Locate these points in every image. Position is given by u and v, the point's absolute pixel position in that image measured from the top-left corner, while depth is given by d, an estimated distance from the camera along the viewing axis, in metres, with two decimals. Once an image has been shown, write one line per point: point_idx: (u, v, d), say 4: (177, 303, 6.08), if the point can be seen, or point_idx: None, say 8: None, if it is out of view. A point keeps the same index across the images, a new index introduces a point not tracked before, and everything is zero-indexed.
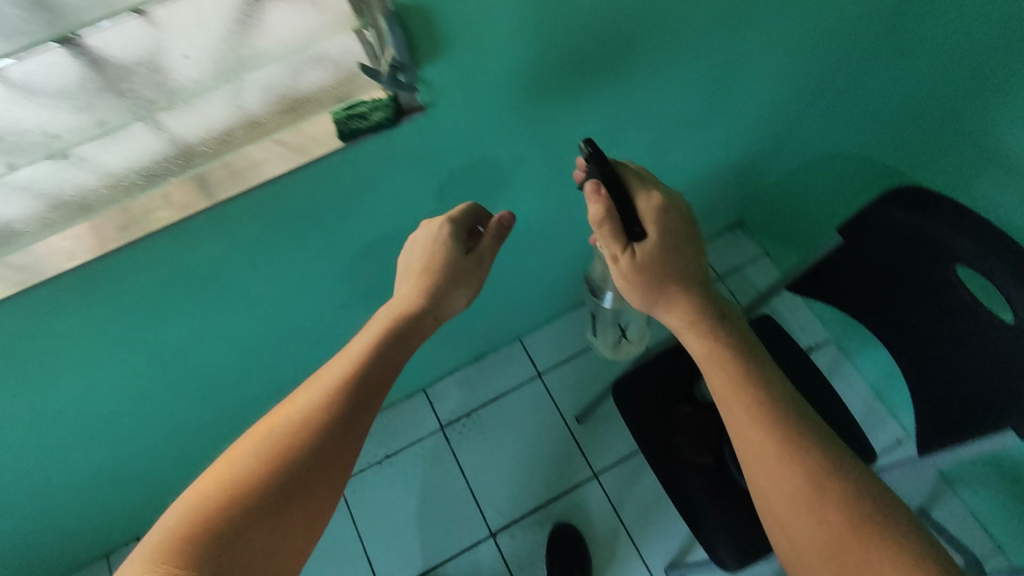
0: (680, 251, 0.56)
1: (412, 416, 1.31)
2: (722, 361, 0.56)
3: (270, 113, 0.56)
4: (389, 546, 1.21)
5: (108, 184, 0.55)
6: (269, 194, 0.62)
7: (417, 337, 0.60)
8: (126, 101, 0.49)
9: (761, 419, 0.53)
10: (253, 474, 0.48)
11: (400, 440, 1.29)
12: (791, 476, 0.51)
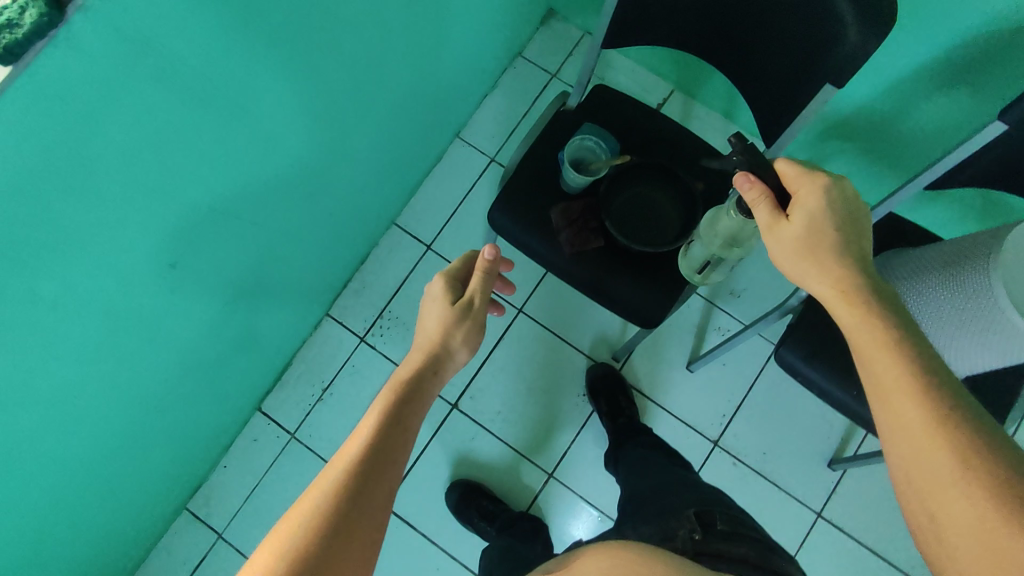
0: (831, 237, 0.61)
1: (326, 349, 1.38)
2: (897, 351, 0.53)
3: None
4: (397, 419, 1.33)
5: None
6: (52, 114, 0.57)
7: (428, 390, 0.73)
8: None
9: (913, 362, 0.52)
10: (331, 484, 0.57)
11: (328, 372, 1.37)
12: (928, 397, 0.49)
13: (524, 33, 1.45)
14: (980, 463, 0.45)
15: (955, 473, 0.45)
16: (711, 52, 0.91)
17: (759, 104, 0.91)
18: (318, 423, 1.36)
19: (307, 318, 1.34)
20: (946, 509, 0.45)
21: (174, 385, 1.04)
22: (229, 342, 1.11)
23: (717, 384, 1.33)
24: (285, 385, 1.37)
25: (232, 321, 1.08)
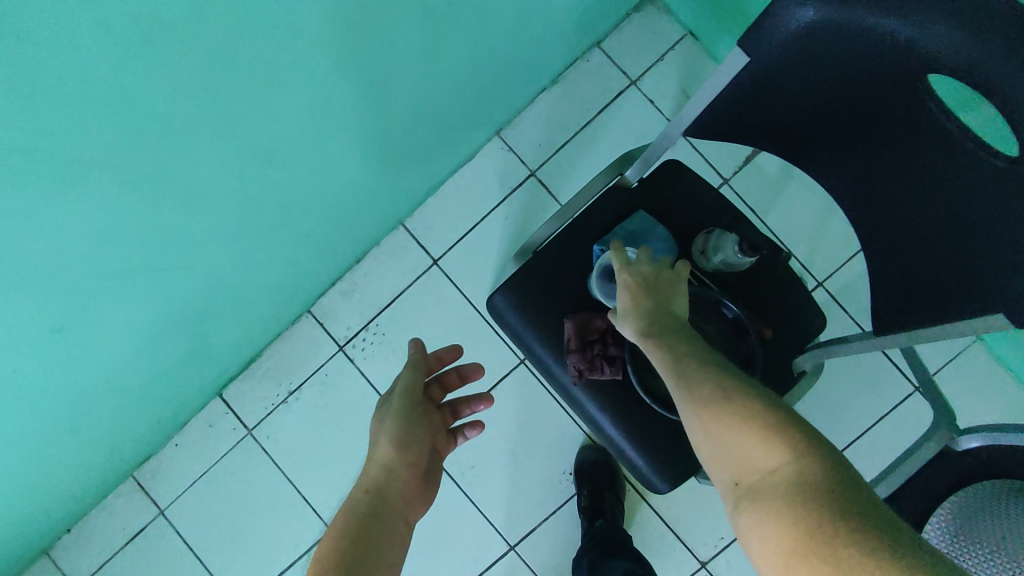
0: (649, 285, 0.59)
1: (302, 349, 1.23)
2: (691, 367, 0.50)
3: None
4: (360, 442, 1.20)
5: None
6: None
7: (394, 498, 0.61)
8: None
9: (703, 368, 0.50)
10: None
11: (297, 374, 1.24)
12: (728, 396, 0.47)
13: (610, 18, 1.14)
14: (776, 447, 0.44)
15: (752, 442, 0.45)
16: (845, 185, 0.62)
17: (875, 278, 0.62)
18: (278, 426, 1.24)
19: (282, 317, 1.19)
20: (750, 488, 0.44)
21: (96, 396, 0.93)
22: (175, 344, 0.97)
23: (724, 503, 1.14)
24: (252, 378, 1.24)
25: (171, 338, 0.95)
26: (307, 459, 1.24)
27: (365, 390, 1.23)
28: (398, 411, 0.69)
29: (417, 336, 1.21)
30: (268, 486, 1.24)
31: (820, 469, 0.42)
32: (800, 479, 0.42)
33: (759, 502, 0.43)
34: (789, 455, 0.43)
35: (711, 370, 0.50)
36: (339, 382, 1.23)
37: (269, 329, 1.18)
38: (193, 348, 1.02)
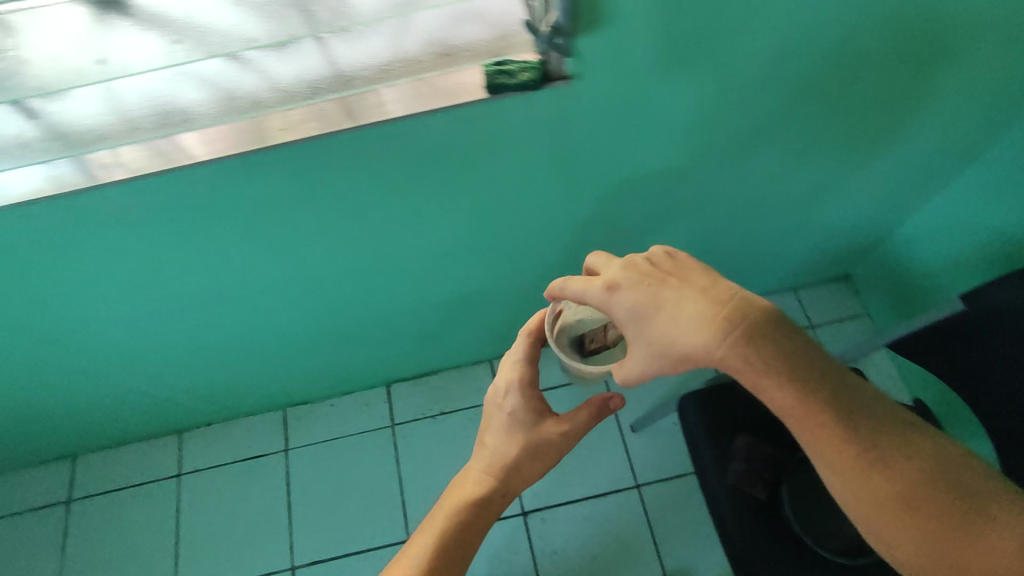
0: (714, 307, 0.55)
1: (467, 387, 1.48)
2: (794, 396, 0.54)
3: (431, 66, 0.70)
4: None
5: (388, 68, 0.70)
6: (474, 115, 0.76)
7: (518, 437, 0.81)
8: (391, 51, 0.70)
9: (806, 391, 0.54)
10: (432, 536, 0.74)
11: (455, 402, 1.47)
12: (843, 433, 0.54)
13: (813, 278, 1.49)
14: (893, 473, 0.55)
15: (877, 456, 0.55)
16: (998, 429, 0.85)
17: None
18: (416, 434, 1.45)
19: (476, 354, 1.47)
20: (909, 504, 0.54)
21: (358, 327, 1.22)
22: (423, 325, 1.26)
23: None
24: (417, 387, 1.49)
25: (429, 318, 1.24)
26: (421, 474, 1.41)
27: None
28: (517, 369, 0.83)
29: None
30: (380, 476, 1.42)
31: (934, 482, 0.55)
32: (930, 506, 0.54)
33: (917, 513, 0.54)
34: (909, 476, 0.55)
35: (808, 395, 0.54)
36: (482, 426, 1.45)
37: (459, 357, 1.46)
38: (423, 336, 1.31)
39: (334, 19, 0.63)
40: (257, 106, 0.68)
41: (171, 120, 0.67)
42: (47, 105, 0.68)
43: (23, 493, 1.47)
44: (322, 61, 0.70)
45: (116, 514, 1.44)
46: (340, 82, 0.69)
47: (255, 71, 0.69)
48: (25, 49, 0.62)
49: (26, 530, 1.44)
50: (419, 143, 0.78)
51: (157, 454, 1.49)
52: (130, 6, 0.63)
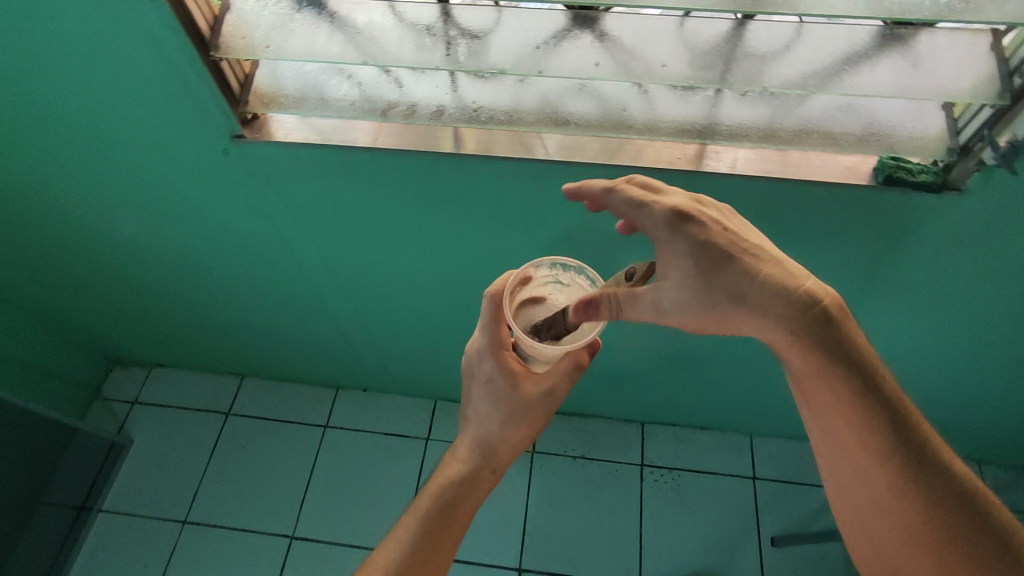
0: (697, 241, 0.59)
1: (616, 441, 1.53)
2: (807, 360, 0.61)
3: (811, 138, 0.68)
4: (602, 532, 1.43)
5: (755, 132, 0.70)
6: (794, 212, 0.76)
7: (491, 421, 0.75)
8: (763, 115, 0.70)
9: (800, 344, 0.60)
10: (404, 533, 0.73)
11: (599, 450, 1.52)
12: (836, 396, 0.62)
13: None
14: (865, 444, 0.62)
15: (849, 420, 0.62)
16: None
17: None
18: (554, 467, 1.51)
19: (633, 413, 1.50)
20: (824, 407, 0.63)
21: None
22: (610, 370, 1.31)
23: None
24: (569, 424, 1.55)
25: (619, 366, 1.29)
26: (551, 507, 1.46)
27: (630, 509, 1.45)
28: (490, 343, 0.73)
29: (696, 508, 1.44)
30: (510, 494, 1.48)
31: (928, 477, 0.60)
32: (925, 498, 0.61)
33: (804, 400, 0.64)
34: (898, 465, 0.61)
35: (766, 316, 0.60)
36: (619, 483, 1.48)
37: (620, 411, 1.51)
38: (603, 380, 1.36)
39: (756, 79, 0.64)
40: (633, 129, 0.72)
41: (557, 120, 0.73)
42: (453, 78, 0.76)
43: (194, 392, 1.64)
44: (692, 110, 0.72)
45: (263, 440, 1.57)
46: (721, 133, 0.70)
47: (625, 101, 0.73)
48: (478, 32, 0.69)
49: (184, 424, 1.60)
50: (748, 221, 0.78)
51: (316, 400, 1.62)
52: (595, 29, 0.68)
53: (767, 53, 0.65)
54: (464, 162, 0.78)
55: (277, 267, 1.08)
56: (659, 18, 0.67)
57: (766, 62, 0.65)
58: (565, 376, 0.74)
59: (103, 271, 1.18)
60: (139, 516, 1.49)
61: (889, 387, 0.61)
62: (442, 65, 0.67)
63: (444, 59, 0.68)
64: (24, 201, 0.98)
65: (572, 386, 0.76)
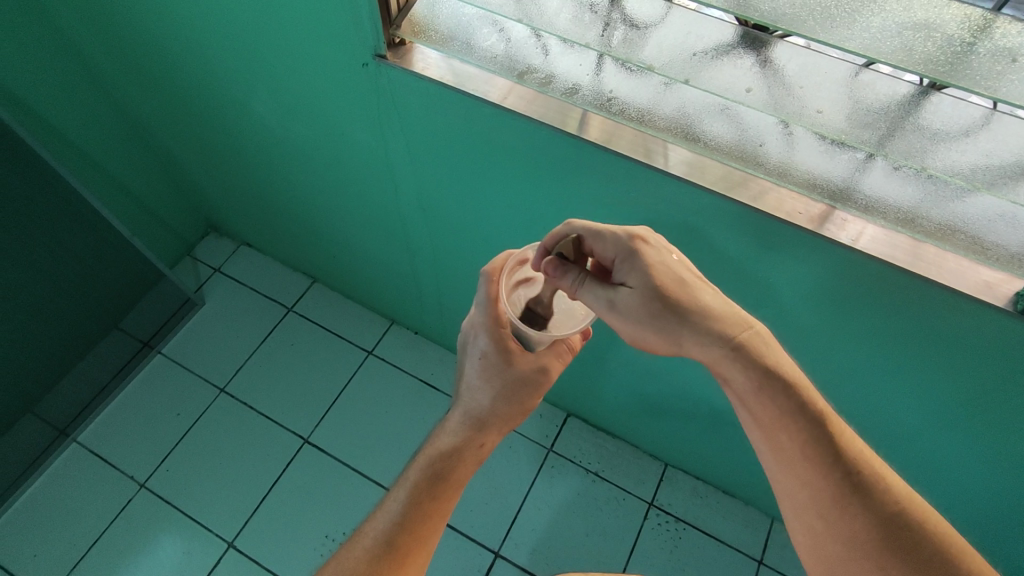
0: (655, 265, 0.62)
1: (633, 472, 1.49)
2: (742, 373, 0.59)
3: (952, 238, 0.61)
4: (586, 551, 1.41)
5: (893, 210, 0.64)
6: (907, 308, 0.69)
7: (486, 398, 0.75)
8: (907, 196, 0.64)
9: (738, 358, 0.59)
10: (383, 517, 0.67)
11: (613, 473, 1.49)
12: (774, 416, 0.58)
13: None
14: (803, 459, 0.57)
15: (801, 430, 0.57)
16: None
17: None
18: (563, 472, 1.49)
19: (660, 450, 1.46)
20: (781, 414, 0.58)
21: (602, 362, 1.25)
22: (653, 399, 1.27)
23: None
24: (592, 437, 1.53)
25: (662, 399, 1.25)
26: (548, 508, 1.45)
27: (624, 541, 1.42)
28: (493, 321, 0.73)
29: (688, 568, 1.39)
30: (511, 479, 1.48)
31: (868, 497, 0.55)
32: (864, 520, 0.55)
33: (759, 411, 0.59)
34: (836, 480, 0.56)
35: (708, 334, 0.60)
36: (620, 511, 1.45)
37: (648, 443, 1.47)
38: (641, 406, 1.33)
39: (917, 157, 0.58)
40: (763, 169, 0.67)
41: (688, 134, 0.69)
42: (598, 61, 0.74)
43: (269, 279, 1.75)
44: (835, 168, 0.67)
45: (311, 343, 1.66)
46: (857, 201, 0.64)
47: (765, 136, 0.69)
48: (639, 22, 0.67)
49: (250, 303, 1.71)
50: (849, 299, 0.73)
51: (369, 325, 1.68)
52: (760, 54, 0.64)
53: (937, 131, 0.59)
54: (582, 148, 0.76)
55: (377, 189, 1.11)
56: (832, 61, 0.62)
57: (934, 138, 0.59)
58: (557, 355, 0.77)
59: (229, 142, 1.26)
60: (188, 369, 1.61)
61: (823, 405, 0.58)
62: (593, 45, 0.65)
63: (596, 41, 0.66)
64: (183, 57, 1.06)
65: (564, 366, 0.78)
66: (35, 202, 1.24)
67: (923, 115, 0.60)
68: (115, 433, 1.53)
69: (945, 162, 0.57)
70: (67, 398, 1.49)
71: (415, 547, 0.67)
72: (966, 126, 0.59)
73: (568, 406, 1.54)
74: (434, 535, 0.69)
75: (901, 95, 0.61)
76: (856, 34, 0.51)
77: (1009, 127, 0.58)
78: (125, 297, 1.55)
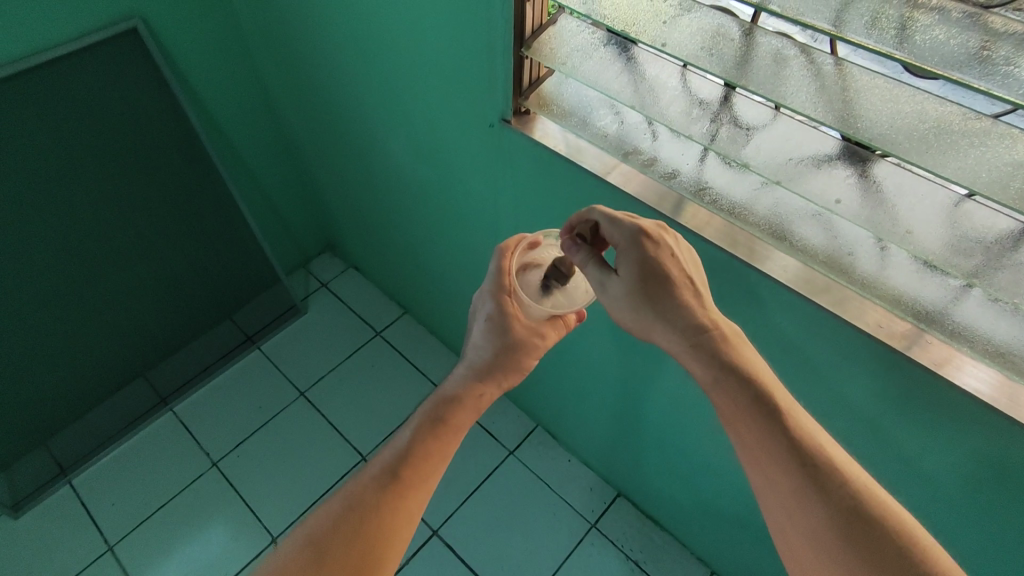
0: (648, 260, 0.66)
1: (675, 570, 1.42)
2: (704, 365, 0.64)
3: None
4: None
5: (984, 341, 0.62)
6: (992, 448, 0.65)
7: (489, 355, 0.79)
8: (1001, 330, 0.62)
9: (698, 352, 0.64)
10: (385, 456, 0.69)
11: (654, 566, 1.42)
12: (729, 407, 0.62)
13: None
14: (761, 446, 0.59)
15: (757, 416, 0.60)
16: None
17: None
18: (602, 551, 1.45)
19: (707, 554, 1.38)
20: (740, 402, 0.61)
21: (660, 446, 1.24)
22: (708, 497, 1.23)
23: None
24: (640, 524, 1.48)
25: (716, 499, 1.20)
26: None
27: None
28: (501, 287, 0.79)
29: None
30: (549, 544, 1.46)
31: (821, 485, 0.55)
32: (816, 505, 0.55)
33: (724, 403, 0.63)
34: (792, 471, 0.57)
35: (675, 327, 0.65)
36: None
37: (696, 544, 1.40)
38: (693, 502, 1.28)
39: (1014, 291, 0.57)
40: (849, 277, 0.68)
41: (779, 233, 0.72)
42: (703, 154, 0.79)
43: (367, 302, 1.89)
44: (920, 287, 0.66)
45: (389, 367, 1.76)
46: (944, 325, 0.64)
47: (857, 247, 0.70)
48: (745, 123, 0.71)
49: (345, 320, 1.86)
50: (927, 424, 0.70)
51: (445, 364, 1.76)
52: (861, 170, 0.66)
53: None
54: (671, 228, 0.80)
55: (479, 237, 1.21)
56: (936, 185, 0.63)
57: None
58: (555, 328, 0.81)
59: (362, 175, 1.43)
60: (279, 368, 1.76)
61: (781, 400, 0.61)
62: (697, 138, 0.71)
63: (701, 134, 0.71)
64: (342, 99, 1.24)
65: (559, 338, 0.83)
66: (199, 196, 1.46)
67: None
68: (204, 411, 1.69)
69: None
70: (174, 369, 1.69)
71: (413, 484, 0.67)
72: None
73: (620, 486, 1.51)
74: (433, 478, 0.70)
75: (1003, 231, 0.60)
76: (952, 163, 0.53)
77: None
78: (245, 294, 1.74)
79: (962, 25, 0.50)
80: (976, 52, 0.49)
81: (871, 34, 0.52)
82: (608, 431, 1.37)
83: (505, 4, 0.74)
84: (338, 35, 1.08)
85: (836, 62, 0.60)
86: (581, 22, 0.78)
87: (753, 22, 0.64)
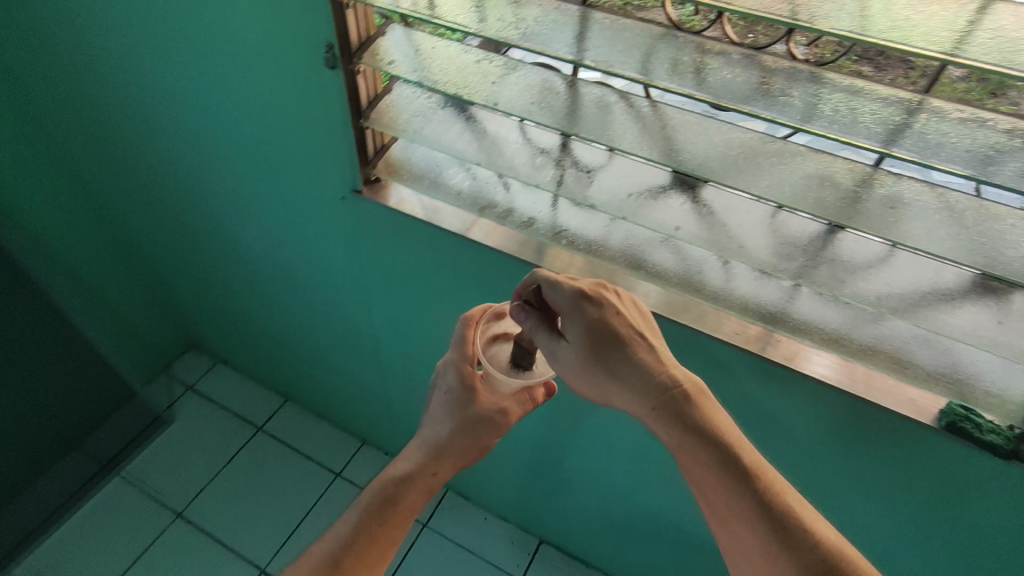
0: (594, 323, 0.63)
1: None
2: (670, 432, 0.62)
3: (878, 358, 0.66)
4: None
5: (820, 333, 0.69)
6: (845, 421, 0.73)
7: (445, 432, 0.77)
8: (832, 319, 0.70)
9: (664, 416, 0.62)
10: (328, 544, 0.71)
11: None
12: (700, 470, 0.61)
13: None
14: (733, 512, 0.59)
15: (725, 480, 0.60)
16: None
17: None
18: None
19: None
20: (707, 466, 0.61)
21: (568, 482, 1.25)
22: (623, 521, 1.25)
23: None
24: (565, 565, 1.47)
25: (630, 521, 1.22)
26: None
27: None
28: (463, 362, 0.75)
29: None
30: None
31: (790, 544, 0.57)
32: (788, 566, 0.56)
33: (693, 468, 0.62)
34: (762, 534, 0.58)
35: (635, 390, 0.63)
36: None
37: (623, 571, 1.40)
38: (610, 529, 1.29)
39: (829, 284, 0.65)
40: (701, 294, 0.73)
41: (634, 263, 0.76)
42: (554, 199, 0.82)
43: (243, 397, 1.73)
44: (762, 294, 0.73)
45: (277, 462, 1.61)
46: (786, 323, 0.70)
47: (702, 266, 0.76)
48: (585, 166, 0.75)
49: (218, 421, 1.68)
50: (790, 412, 0.77)
51: (338, 445, 1.65)
52: (691, 195, 0.73)
53: (850, 264, 0.66)
54: (536, 272, 0.83)
55: (351, 309, 1.16)
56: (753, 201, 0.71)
57: (844, 267, 0.66)
58: (519, 401, 0.78)
59: (214, 264, 1.32)
60: (143, 490, 1.54)
61: (751, 459, 0.61)
62: (544, 186, 0.74)
63: (547, 181, 0.75)
64: (177, 188, 1.15)
65: (524, 414, 0.79)
66: (18, 319, 1.27)
67: (831, 249, 0.67)
68: (57, 562, 1.43)
69: (854, 291, 0.64)
70: (13, 523, 1.43)
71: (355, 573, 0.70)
72: (872, 260, 0.66)
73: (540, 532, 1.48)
74: (379, 556, 0.72)
75: (815, 234, 0.68)
76: (762, 182, 0.60)
77: (911, 260, 0.65)
78: (96, 415, 1.58)
79: (743, 65, 0.57)
80: (759, 85, 0.56)
81: (673, 79, 0.57)
82: (517, 478, 1.35)
83: (336, 79, 0.74)
84: (161, 124, 1.01)
85: (650, 105, 0.66)
86: (415, 87, 0.79)
87: (573, 76, 0.69)
